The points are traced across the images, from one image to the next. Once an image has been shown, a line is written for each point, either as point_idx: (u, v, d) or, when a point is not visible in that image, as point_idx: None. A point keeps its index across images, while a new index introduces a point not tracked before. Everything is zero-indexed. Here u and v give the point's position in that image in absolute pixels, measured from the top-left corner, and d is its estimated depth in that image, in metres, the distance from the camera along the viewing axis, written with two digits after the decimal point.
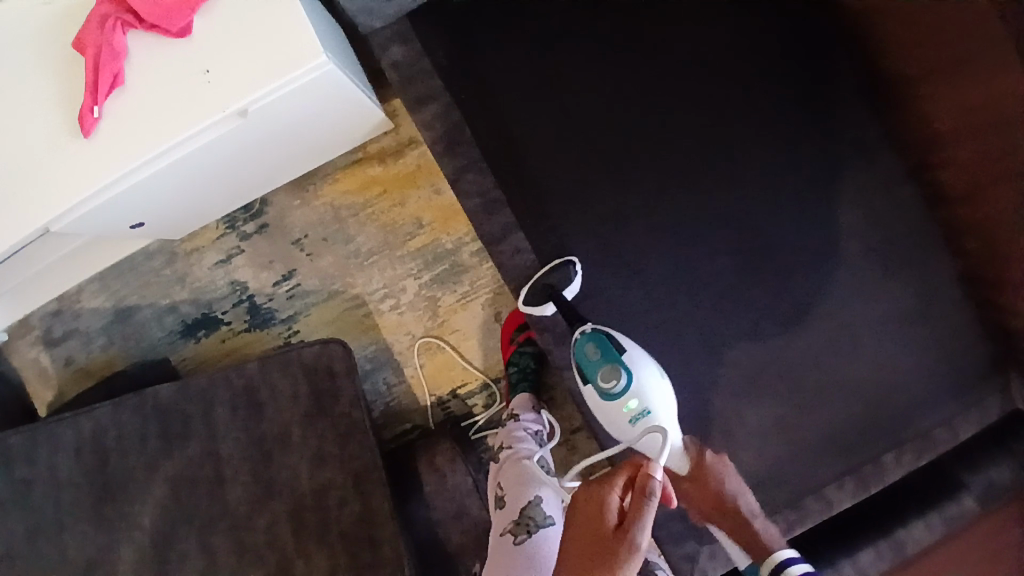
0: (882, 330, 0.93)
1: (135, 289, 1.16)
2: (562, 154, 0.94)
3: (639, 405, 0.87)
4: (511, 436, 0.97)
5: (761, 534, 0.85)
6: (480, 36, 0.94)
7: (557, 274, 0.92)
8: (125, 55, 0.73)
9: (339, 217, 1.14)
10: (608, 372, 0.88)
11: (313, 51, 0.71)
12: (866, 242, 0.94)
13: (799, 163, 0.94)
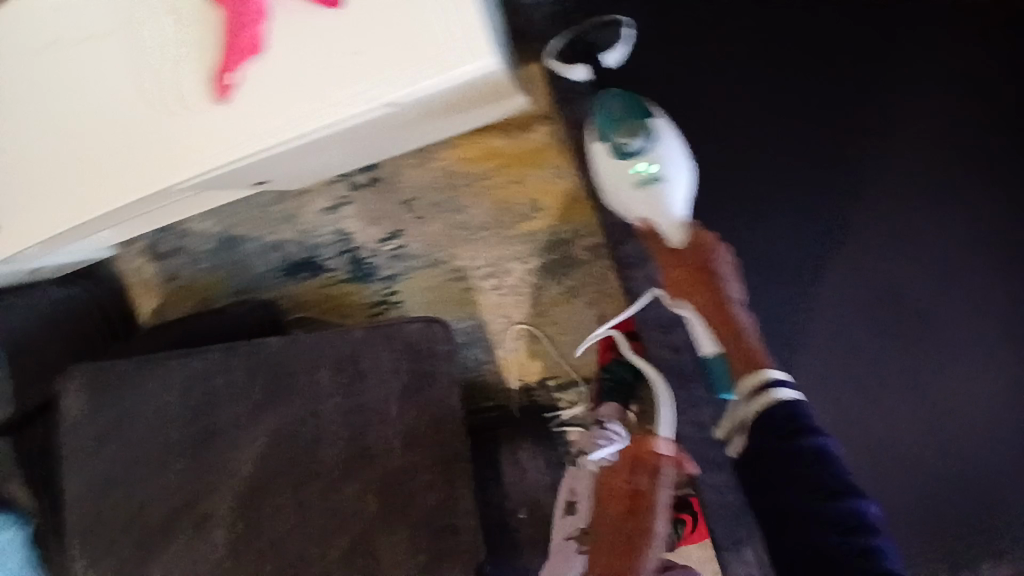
0: (1002, 433, 0.90)
1: (244, 221, 1.16)
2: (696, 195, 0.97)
3: (658, 162, 0.87)
4: (591, 443, 0.96)
5: (745, 339, 0.78)
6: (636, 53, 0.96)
7: (596, 36, 0.92)
8: (268, 19, 0.66)
9: (453, 184, 1.07)
10: (630, 126, 0.86)
11: (479, 50, 0.63)
12: (1000, 340, 0.91)
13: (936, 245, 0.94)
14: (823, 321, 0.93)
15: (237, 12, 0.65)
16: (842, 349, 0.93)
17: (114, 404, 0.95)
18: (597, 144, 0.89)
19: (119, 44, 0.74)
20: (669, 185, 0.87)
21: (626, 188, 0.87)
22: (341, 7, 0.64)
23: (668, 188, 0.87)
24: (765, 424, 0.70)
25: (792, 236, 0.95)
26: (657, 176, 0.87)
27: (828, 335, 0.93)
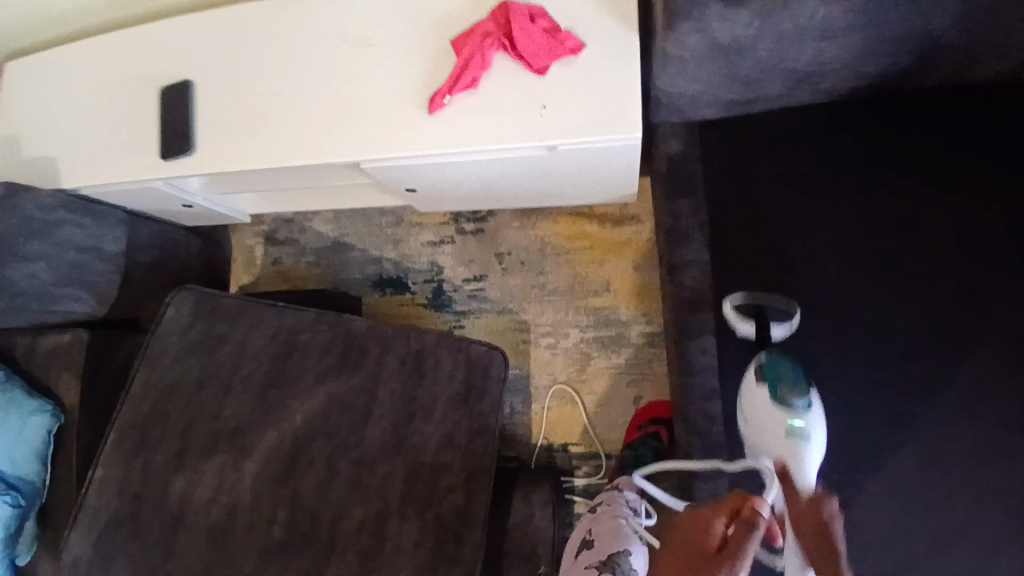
0: None
1: (357, 232, 1.35)
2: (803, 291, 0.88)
3: (804, 425, 0.77)
4: (613, 496, 1.01)
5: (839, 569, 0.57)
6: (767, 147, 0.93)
7: (772, 306, 0.87)
8: (488, 68, 0.89)
9: (543, 251, 1.25)
10: (792, 384, 0.79)
11: (632, 126, 0.84)
12: None
13: None
14: (916, 465, 0.81)
15: (469, 59, 0.88)
16: (933, 499, 0.79)
17: (200, 329, 1.01)
18: (754, 385, 0.82)
19: (360, 50, 0.95)
20: (809, 446, 0.76)
21: (770, 429, 0.78)
22: (545, 75, 0.87)
23: (810, 449, 0.76)
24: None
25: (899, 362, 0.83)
26: (801, 435, 0.77)
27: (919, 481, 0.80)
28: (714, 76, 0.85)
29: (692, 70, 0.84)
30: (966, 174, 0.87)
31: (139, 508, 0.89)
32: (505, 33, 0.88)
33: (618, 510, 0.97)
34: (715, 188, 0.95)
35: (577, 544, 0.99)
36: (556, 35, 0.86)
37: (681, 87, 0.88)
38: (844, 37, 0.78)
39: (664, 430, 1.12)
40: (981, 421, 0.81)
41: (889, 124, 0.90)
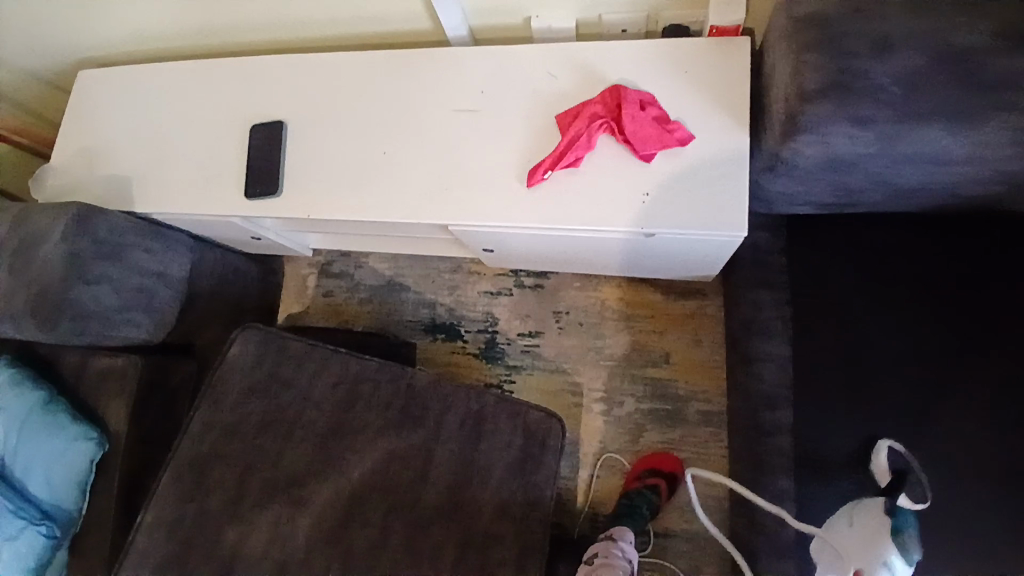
0: None
1: (415, 275, 1.35)
2: (888, 395, 0.87)
3: (894, 567, 0.76)
4: (609, 549, 1.03)
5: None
6: (856, 247, 0.93)
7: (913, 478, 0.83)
8: (592, 148, 0.89)
9: (602, 314, 1.25)
10: (907, 534, 0.77)
11: (736, 226, 0.83)
12: None
13: None
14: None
15: (575, 139, 0.88)
16: None
17: (266, 369, 1.01)
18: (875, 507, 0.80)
19: (462, 113, 0.96)
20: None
21: (856, 546, 0.78)
22: (650, 162, 0.87)
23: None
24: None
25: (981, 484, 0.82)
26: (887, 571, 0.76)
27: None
28: (822, 183, 0.84)
29: (801, 176, 0.83)
30: None
31: (194, 546, 0.93)
32: (614, 115, 0.88)
33: (617, 563, 1.00)
34: (802, 281, 0.94)
35: None
36: (665, 124, 0.86)
37: (786, 188, 0.87)
38: (958, 167, 0.77)
39: (663, 482, 1.15)
40: None
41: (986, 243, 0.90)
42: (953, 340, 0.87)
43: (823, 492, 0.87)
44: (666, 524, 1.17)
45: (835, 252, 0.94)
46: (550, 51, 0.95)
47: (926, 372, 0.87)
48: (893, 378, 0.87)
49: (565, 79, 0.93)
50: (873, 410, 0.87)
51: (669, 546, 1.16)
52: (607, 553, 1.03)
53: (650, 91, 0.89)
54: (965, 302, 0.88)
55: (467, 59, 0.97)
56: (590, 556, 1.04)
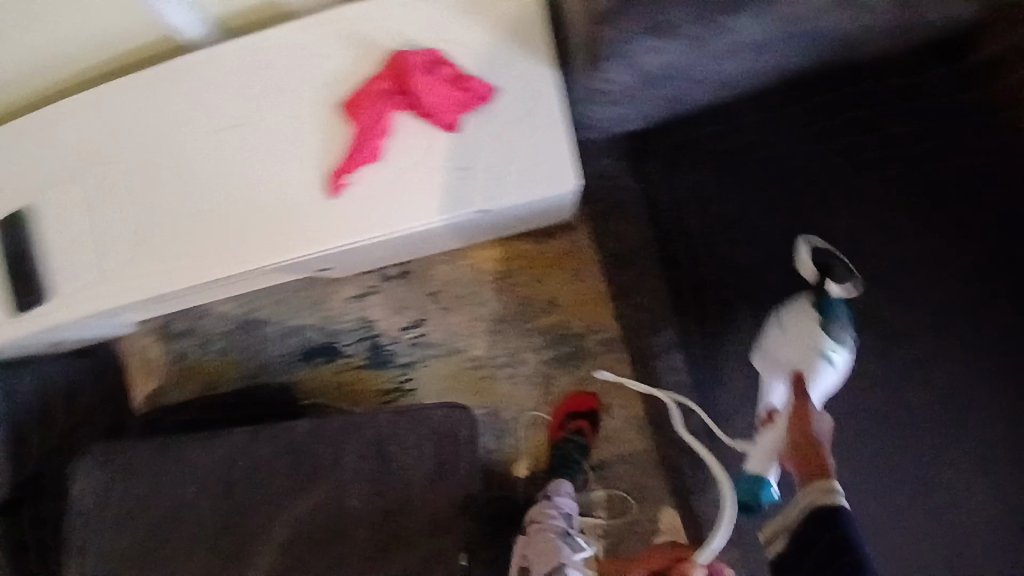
0: None
1: (266, 304, 1.22)
2: (734, 298, 0.94)
3: (831, 356, 0.79)
4: (543, 512, 1.05)
5: (826, 471, 0.70)
6: (678, 163, 0.95)
7: (840, 262, 0.81)
8: (390, 132, 0.79)
9: (479, 280, 1.18)
10: (838, 320, 0.80)
11: (570, 177, 0.78)
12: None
13: (998, 360, 0.88)
14: (858, 428, 0.91)
15: (367, 128, 0.78)
16: (879, 457, 0.89)
17: (132, 491, 1.00)
18: (800, 303, 0.83)
19: (230, 130, 0.82)
20: (827, 371, 0.79)
21: (795, 346, 0.81)
22: (457, 130, 0.78)
23: (827, 375, 0.79)
24: (823, 520, 0.65)
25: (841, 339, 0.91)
26: (826, 361, 0.79)
27: (873, 447, 0.90)
28: (647, 102, 0.78)
29: (622, 107, 0.78)
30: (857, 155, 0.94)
31: None
32: (400, 88, 0.79)
33: (550, 526, 1.03)
34: (649, 207, 0.95)
35: (513, 568, 1.02)
36: (460, 83, 0.77)
37: (613, 116, 0.80)
38: (769, 49, 0.74)
39: (586, 422, 1.16)
40: (908, 378, 0.90)
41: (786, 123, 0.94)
42: (790, 219, 0.94)
43: (714, 396, 0.93)
44: (602, 456, 1.18)
45: (663, 174, 0.95)
46: (319, 29, 0.82)
47: (775, 256, 0.94)
48: (752, 272, 0.94)
49: (338, 61, 0.82)
50: (740, 305, 0.94)
51: (610, 475, 1.17)
52: (541, 518, 1.05)
53: (434, 47, 0.79)
54: (792, 181, 0.94)
55: (231, 68, 0.84)
56: (527, 521, 1.07)
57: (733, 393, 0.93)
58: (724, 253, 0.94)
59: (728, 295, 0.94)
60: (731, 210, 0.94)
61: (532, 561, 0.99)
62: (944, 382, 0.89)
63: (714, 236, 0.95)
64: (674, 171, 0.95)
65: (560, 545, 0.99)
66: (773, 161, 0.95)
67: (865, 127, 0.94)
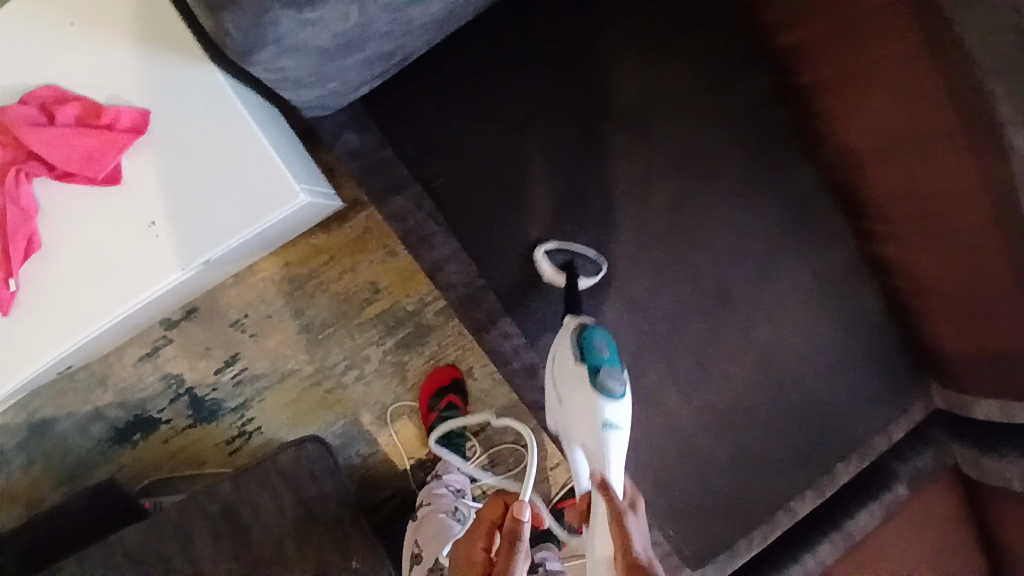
0: (851, 373, 0.99)
1: (49, 398, 1.02)
2: (542, 240, 0.86)
3: (611, 419, 0.75)
4: (432, 493, 1.03)
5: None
6: (432, 115, 0.84)
7: (581, 258, 0.87)
8: (36, 212, 0.61)
9: (283, 292, 1.03)
10: (609, 367, 0.75)
11: (288, 189, 0.62)
12: (837, 296, 0.97)
13: (775, 222, 0.94)
14: (684, 328, 0.93)
15: (2, 215, 0.60)
16: (708, 346, 0.94)
17: None
18: (573, 364, 0.78)
19: None
20: (614, 438, 0.75)
21: (583, 418, 0.76)
22: (122, 181, 0.61)
23: (616, 441, 0.75)
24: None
25: (645, 251, 0.90)
26: (608, 425, 0.75)
27: (704, 337, 0.94)
28: (347, 71, 0.64)
29: (318, 85, 0.64)
30: (608, 57, 0.88)
31: None
32: (26, 153, 0.61)
33: (439, 507, 1.00)
34: (419, 174, 0.84)
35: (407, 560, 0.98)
36: (96, 121, 0.61)
37: (317, 95, 0.66)
38: None
39: (455, 396, 1.09)
40: (714, 266, 0.93)
41: (527, 42, 0.86)
42: (568, 142, 0.87)
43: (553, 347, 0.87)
44: (480, 418, 1.14)
45: (420, 131, 0.84)
46: None
47: (566, 182, 0.87)
48: (547, 209, 0.86)
49: None
50: (550, 249, 0.86)
51: (492, 433, 1.14)
52: (432, 497, 1.02)
53: (47, 85, 0.62)
54: (556, 101, 0.86)
55: None
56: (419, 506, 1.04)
57: None
58: (517, 194, 0.85)
59: (535, 238, 0.86)
60: (506, 147, 0.85)
61: (423, 545, 0.96)
62: (739, 260, 0.94)
63: (500, 181, 0.85)
64: (431, 126, 0.84)
65: (445, 522, 0.97)
66: (530, 85, 0.86)
67: (605, 26, 0.88)
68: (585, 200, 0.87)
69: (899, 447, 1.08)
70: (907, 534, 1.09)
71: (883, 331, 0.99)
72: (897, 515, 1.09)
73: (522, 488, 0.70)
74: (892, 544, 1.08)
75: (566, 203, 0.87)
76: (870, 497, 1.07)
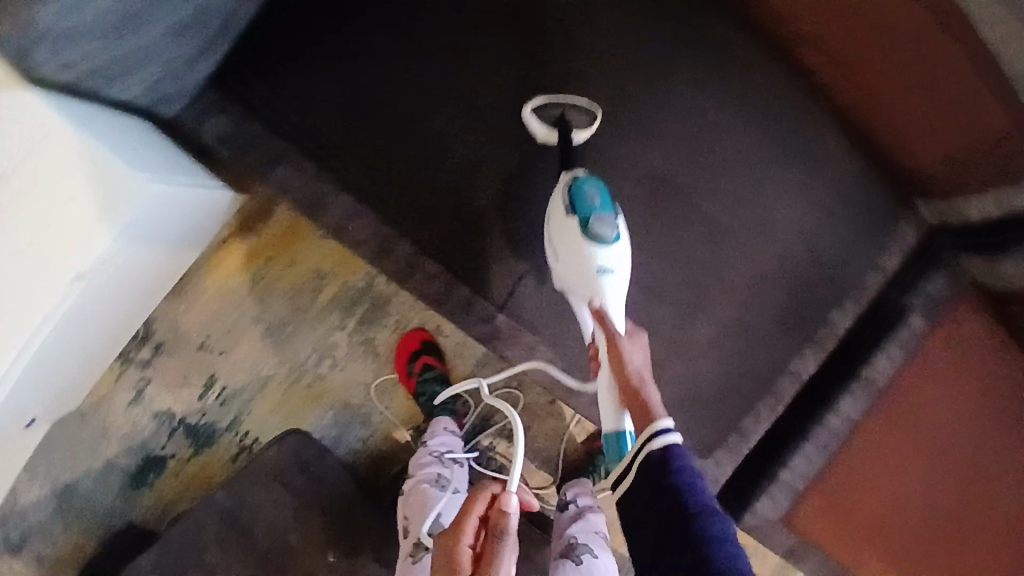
0: (804, 213, 0.97)
1: (66, 462, 1.08)
2: (439, 173, 0.85)
3: (603, 263, 0.78)
4: (417, 463, 1.01)
5: (648, 403, 0.70)
6: (292, 80, 0.83)
7: (571, 111, 0.88)
8: None
9: (235, 303, 1.05)
10: (600, 215, 0.78)
11: (125, 182, 0.67)
12: (760, 144, 0.96)
13: (669, 89, 0.94)
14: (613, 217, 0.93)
15: None
16: (647, 228, 0.93)
17: None
18: (563, 216, 0.80)
19: None
20: (610, 286, 0.78)
21: (577, 265, 0.79)
22: None
23: (614, 288, 0.79)
24: (651, 480, 0.65)
25: (551, 157, 0.88)
26: (605, 272, 0.78)
27: (636, 222, 0.93)
28: (156, 67, 0.72)
29: (130, 83, 0.71)
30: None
31: None
32: None
33: (422, 481, 0.97)
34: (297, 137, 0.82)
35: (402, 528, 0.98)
36: None
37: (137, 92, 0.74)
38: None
39: (430, 356, 1.08)
40: (620, 151, 0.92)
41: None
42: (435, 73, 0.86)
43: (488, 270, 0.86)
44: (465, 372, 1.13)
45: (285, 99, 0.83)
46: None
47: (445, 108, 0.85)
48: (434, 141, 0.85)
49: None
50: (448, 178, 0.85)
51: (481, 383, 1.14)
52: (417, 469, 1.00)
53: None
54: (414, 36, 0.86)
55: None
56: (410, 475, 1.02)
57: (497, 264, 0.86)
58: (401, 136, 0.84)
59: (432, 172, 0.85)
60: (377, 92, 0.84)
61: (409, 515, 0.93)
62: (647, 136, 0.93)
63: (379, 125, 0.84)
64: (294, 90, 0.83)
65: (429, 491, 0.95)
66: (382, 29, 0.85)
67: None
68: (472, 121, 0.86)
69: (902, 279, 0.99)
70: (938, 368, 1.00)
71: (823, 165, 0.97)
72: (922, 352, 1.00)
73: (509, 478, 0.72)
74: (925, 381, 1.00)
75: (453, 131, 0.86)
76: (885, 340, 0.99)
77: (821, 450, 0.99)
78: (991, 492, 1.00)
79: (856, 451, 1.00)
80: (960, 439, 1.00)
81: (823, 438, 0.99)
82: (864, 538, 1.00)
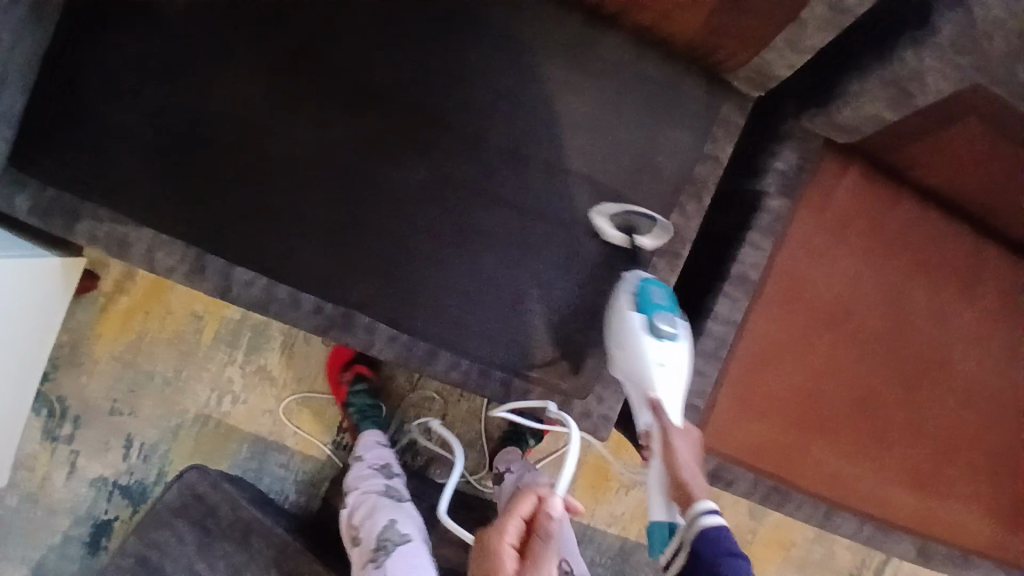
0: (623, 123, 0.92)
1: (25, 544, 1.13)
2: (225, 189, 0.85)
3: (657, 355, 0.82)
4: (358, 478, 1.01)
5: (689, 483, 0.77)
6: (62, 135, 0.84)
7: (640, 217, 0.92)
8: None
9: (127, 363, 1.11)
10: (665, 314, 0.83)
11: None
12: (558, 63, 0.90)
13: (448, 37, 0.88)
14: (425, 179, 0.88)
15: None
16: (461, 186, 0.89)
17: None
18: (626, 311, 0.84)
19: None
20: (666, 379, 0.82)
21: (635, 358, 0.82)
22: None
23: (675, 384, 0.82)
24: (702, 553, 0.73)
25: (336, 145, 0.86)
26: (660, 364, 0.82)
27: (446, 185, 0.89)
28: None
29: None
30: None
31: None
32: None
33: (373, 494, 0.98)
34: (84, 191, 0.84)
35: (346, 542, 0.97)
36: None
37: None
38: None
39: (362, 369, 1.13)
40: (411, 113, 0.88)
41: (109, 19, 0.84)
42: (197, 86, 0.84)
43: (304, 263, 0.87)
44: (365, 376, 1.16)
45: (63, 152, 0.84)
46: None
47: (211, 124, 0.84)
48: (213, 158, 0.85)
49: None
50: (239, 189, 0.85)
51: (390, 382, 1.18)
52: (363, 482, 1.00)
53: None
54: (163, 59, 0.84)
55: None
56: (347, 491, 1.02)
57: (307, 258, 0.87)
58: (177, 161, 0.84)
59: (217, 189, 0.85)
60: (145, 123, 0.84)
61: (360, 527, 0.95)
62: (438, 88, 0.88)
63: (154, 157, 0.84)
64: (67, 143, 0.84)
65: (382, 502, 0.97)
66: (131, 58, 0.84)
67: None
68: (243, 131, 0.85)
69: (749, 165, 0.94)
70: (813, 246, 0.92)
71: (626, 65, 0.91)
72: (790, 235, 0.92)
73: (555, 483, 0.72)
74: (806, 264, 0.93)
75: (234, 139, 0.85)
76: (744, 231, 0.93)
77: (711, 361, 0.93)
78: (911, 352, 0.95)
79: (750, 351, 0.93)
80: (868, 305, 0.94)
81: (710, 349, 0.93)
82: (795, 437, 0.94)
